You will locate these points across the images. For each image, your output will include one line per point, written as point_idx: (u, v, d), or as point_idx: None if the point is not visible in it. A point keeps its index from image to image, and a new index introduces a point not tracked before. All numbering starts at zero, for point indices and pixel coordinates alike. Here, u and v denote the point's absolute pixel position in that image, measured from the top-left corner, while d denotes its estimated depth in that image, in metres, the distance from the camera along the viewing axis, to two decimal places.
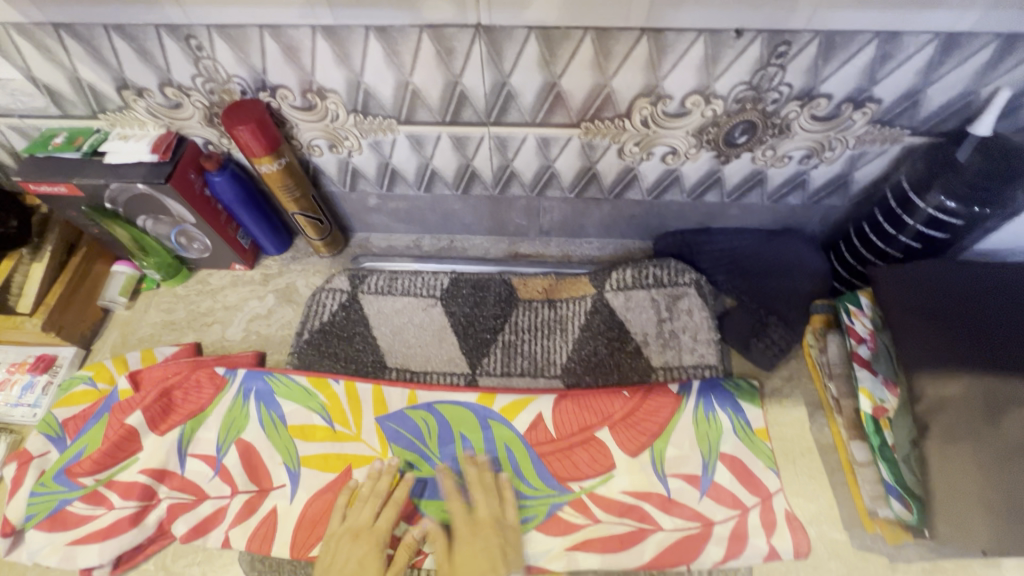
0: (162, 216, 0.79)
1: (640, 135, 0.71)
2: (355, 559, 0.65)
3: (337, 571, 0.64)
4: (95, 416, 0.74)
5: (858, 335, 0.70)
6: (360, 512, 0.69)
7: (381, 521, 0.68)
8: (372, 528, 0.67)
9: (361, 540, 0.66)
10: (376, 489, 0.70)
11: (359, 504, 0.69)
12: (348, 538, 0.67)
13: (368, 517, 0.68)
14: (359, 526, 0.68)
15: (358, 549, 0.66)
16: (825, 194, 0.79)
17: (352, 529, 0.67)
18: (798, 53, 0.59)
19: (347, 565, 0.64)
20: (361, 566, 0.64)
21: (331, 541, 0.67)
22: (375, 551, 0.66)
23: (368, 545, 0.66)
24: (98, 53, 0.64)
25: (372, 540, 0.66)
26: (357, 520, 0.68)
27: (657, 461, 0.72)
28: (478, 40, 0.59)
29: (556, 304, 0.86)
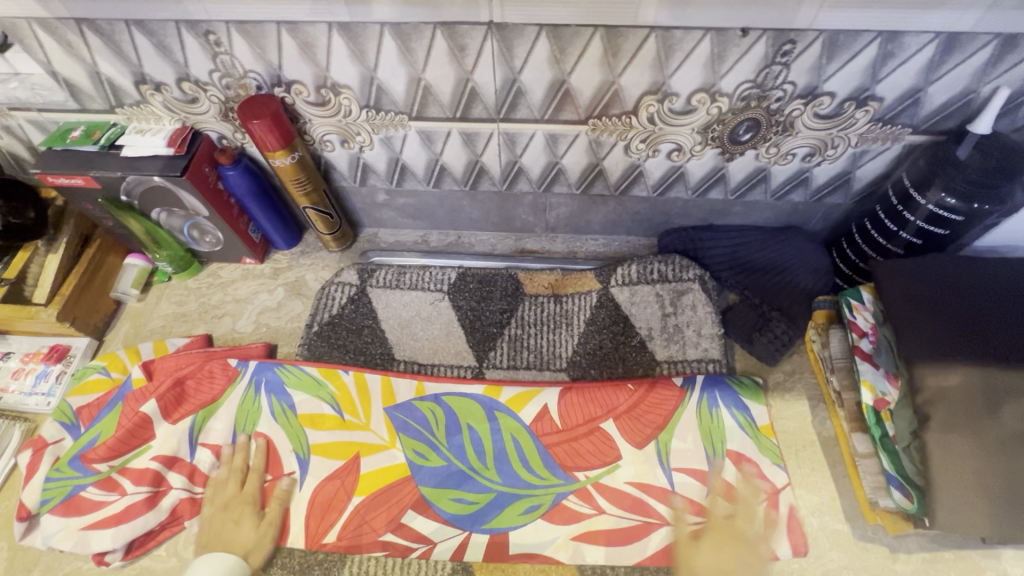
0: (176, 209, 0.81)
1: (646, 132, 0.72)
2: (230, 523, 0.70)
3: (214, 538, 0.68)
4: (108, 404, 0.75)
5: (859, 329, 0.71)
6: (226, 486, 0.72)
7: (245, 487, 0.72)
8: (239, 496, 0.71)
9: (233, 509, 0.71)
10: (232, 466, 0.73)
11: (223, 483, 0.72)
12: (219, 510, 0.71)
13: (232, 490, 0.72)
14: (228, 497, 0.71)
15: (231, 515, 0.70)
16: (828, 191, 0.81)
17: (222, 501, 0.71)
18: (802, 52, 0.60)
19: (223, 529, 0.69)
20: (237, 527, 0.69)
21: (209, 516, 0.70)
22: (248, 512, 0.71)
23: (240, 509, 0.70)
24: (118, 48, 0.66)
25: (242, 504, 0.71)
26: (224, 495, 0.71)
27: (662, 453, 0.74)
28: (490, 37, 0.61)
29: (561, 298, 0.88)
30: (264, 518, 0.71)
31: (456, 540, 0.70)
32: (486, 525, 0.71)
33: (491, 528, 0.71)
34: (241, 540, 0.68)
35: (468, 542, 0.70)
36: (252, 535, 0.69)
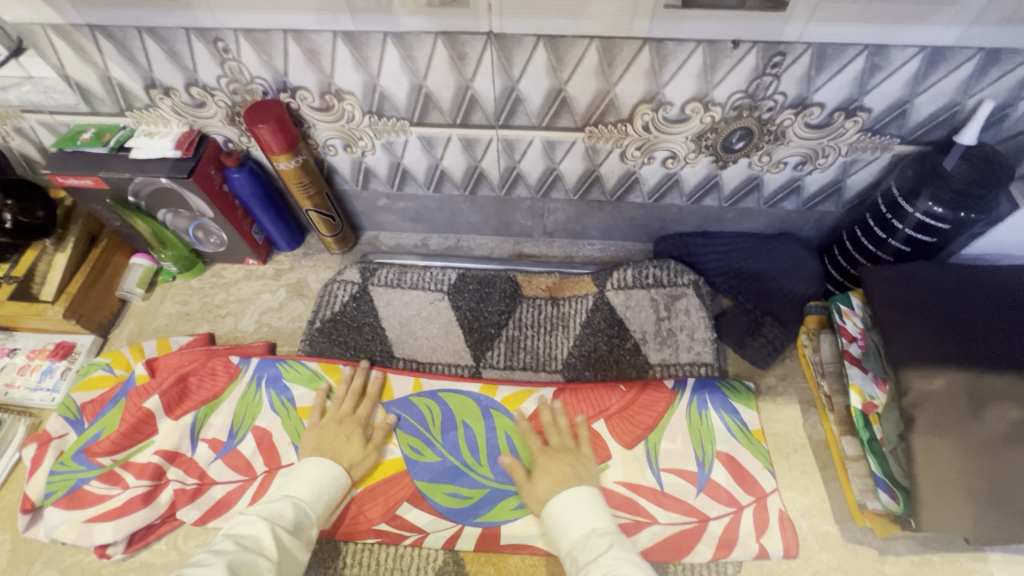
0: (181, 210, 0.83)
1: (641, 140, 0.74)
2: (342, 436, 0.73)
3: (325, 445, 0.72)
4: (112, 400, 0.77)
5: (849, 333, 0.73)
6: (342, 403, 0.77)
7: (361, 409, 0.77)
8: (354, 415, 0.76)
9: (345, 424, 0.75)
10: (351, 387, 0.78)
11: (338, 399, 0.77)
12: (333, 423, 0.75)
13: (348, 408, 0.76)
14: (340, 415, 0.75)
15: (344, 430, 0.74)
16: (819, 199, 0.82)
17: (333, 418, 0.75)
18: (792, 64, 0.62)
19: (335, 440, 0.73)
20: (349, 441, 0.73)
21: (320, 429, 0.74)
22: (358, 430, 0.75)
23: (351, 426, 0.75)
24: (130, 53, 0.68)
25: (354, 423, 0.75)
26: (339, 411, 0.76)
27: (652, 454, 0.75)
28: (489, 47, 0.63)
29: (558, 301, 0.90)
30: (371, 439, 0.75)
31: (449, 531, 0.72)
32: (479, 519, 0.72)
33: (484, 522, 0.72)
34: (350, 455, 0.72)
35: (461, 533, 0.72)
36: (360, 450, 0.73)
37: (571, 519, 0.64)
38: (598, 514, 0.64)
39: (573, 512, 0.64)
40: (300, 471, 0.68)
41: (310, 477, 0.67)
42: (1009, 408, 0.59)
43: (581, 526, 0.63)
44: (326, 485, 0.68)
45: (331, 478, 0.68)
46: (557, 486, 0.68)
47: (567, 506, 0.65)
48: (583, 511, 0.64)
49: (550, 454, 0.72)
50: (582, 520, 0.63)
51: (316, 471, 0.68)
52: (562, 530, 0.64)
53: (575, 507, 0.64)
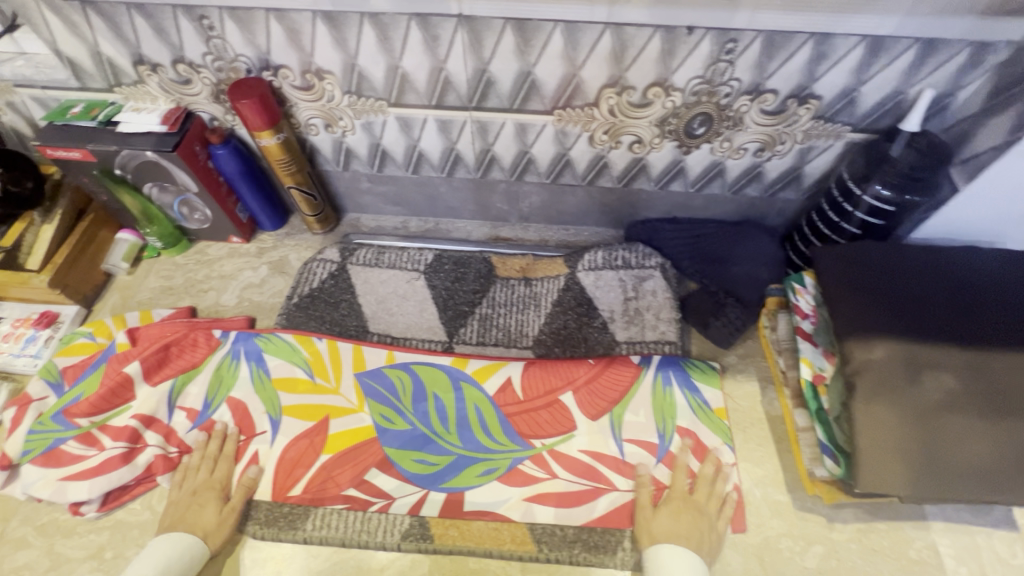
0: (167, 184, 0.85)
1: (608, 124, 0.78)
2: (194, 506, 0.70)
3: (177, 519, 0.69)
4: (93, 365, 0.79)
5: (802, 311, 0.76)
6: (196, 473, 0.74)
7: (217, 475, 0.74)
8: (207, 481, 0.73)
9: (198, 493, 0.72)
10: (205, 453, 0.76)
11: (194, 469, 0.74)
12: (185, 495, 0.72)
13: (203, 476, 0.74)
14: (196, 484, 0.73)
15: (197, 500, 0.71)
16: (780, 186, 0.86)
17: (189, 488, 0.73)
18: (744, 50, 0.66)
19: (186, 513, 0.70)
20: (201, 509, 0.70)
21: (175, 502, 0.71)
22: (211, 496, 0.72)
23: (204, 495, 0.72)
24: (118, 29, 0.71)
25: (206, 490, 0.72)
26: (192, 481, 0.73)
27: (616, 425, 0.78)
28: (460, 29, 0.66)
29: (531, 281, 0.93)
30: (227, 504, 0.72)
31: (414, 497, 0.74)
32: (445, 484, 0.75)
33: (448, 487, 0.74)
34: (203, 522, 0.69)
35: (426, 499, 0.74)
36: (214, 518, 0.70)
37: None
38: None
39: (675, 567, 0.63)
40: (149, 551, 0.65)
41: (154, 555, 0.64)
42: (944, 376, 0.63)
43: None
44: (178, 557, 0.65)
45: (184, 550, 0.66)
46: (678, 542, 0.66)
47: (678, 564, 0.63)
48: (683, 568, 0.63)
49: (683, 505, 0.71)
50: None
51: (164, 546, 0.65)
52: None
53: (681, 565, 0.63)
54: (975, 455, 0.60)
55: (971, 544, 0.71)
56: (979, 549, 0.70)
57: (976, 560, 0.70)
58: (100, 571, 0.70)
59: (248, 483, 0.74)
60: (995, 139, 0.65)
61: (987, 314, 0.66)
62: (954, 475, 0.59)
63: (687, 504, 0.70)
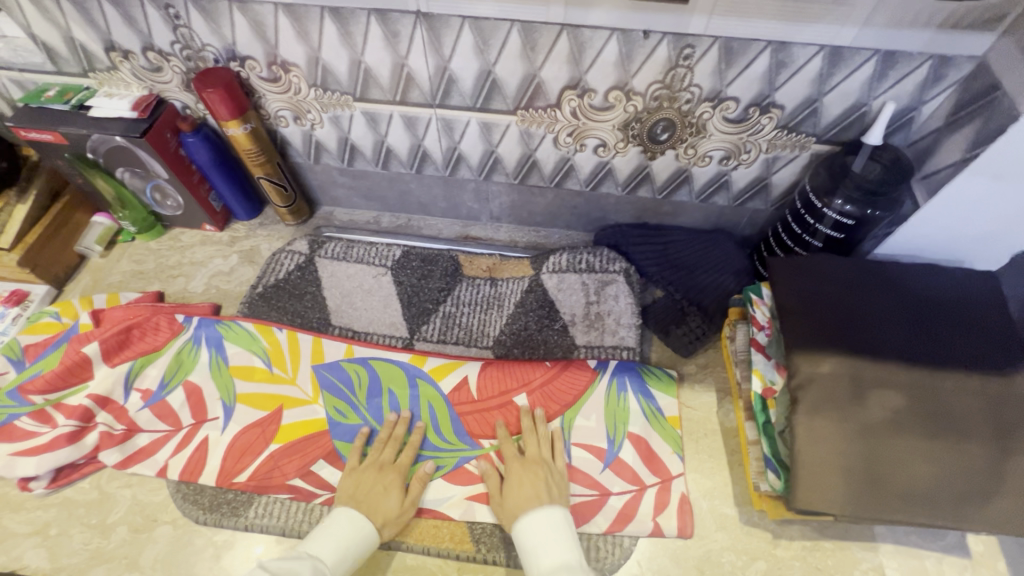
0: (138, 169, 0.87)
1: (571, 126, 0.78)
2: (380, 489, 0.71)
3: (362, 496, 0.70)
4: (55, 344, 0.81)
5: (758, 322, 0.75)
6: (381, 452, 0.75)
7: (403, 458, 0.75)
8: (393, 463, 0.74)
9: (384, 474, 0.73)
10: (393, 434, 0.77)
11: (381, 446, 0.76)
12: (373, 471, 0.73)
13: (389, 456, 0.75)
14: (380, 462, 0.74)
15: (382, 481, 0.72)
16: (748, 196, 0.85)
17: (373, 465, 0.74)
18: (702, 56, 0.65)
19: (372, 492, 0.70)
20: (386, 494, 0.70)
21: (357, 475, 0.72)
22: (396, 483, 0.72)
23: (390, 477, 0.72)
24: (89, 15, 0.73)
25: (394, 473, 0.73)
26: (380, 458, 0.74)
27: (566, 429, 0.78)
28: (419, 26, 0.67)
29: (497, 282, 0.93)
30: (407, 494, 0.72)
31: None
32: None
33: None
34: (385, 510, 0.69)
35: None
36: (397, 508, 0.70)
37: (541, 543, 0.62)
38: (565, 542, 0.62)
39: (536, 539, 0.62)
40: (332, 527, 0.65)
41: (338, 536, 0.64)
42: (889, 395, 0.61)
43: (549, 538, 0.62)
44: (354, 545, 0.64)
45: (362, 538, 0.65)
46: (529, 503, 0.66)
47: (545, 529, 0.63)
48: (550, 536, 0.63)
49: (520, 470, 0.71)
50: (549, 545, 0.62)
51: (351, 529, 0.65)
52: (529, 555, 0.62)
53: (547, 528, 0.63)
54: (917, 477, 0.58)
55: (918, 568, 0.69)
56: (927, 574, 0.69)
57: None
58: (43, 548, 0.71)
59: (425, 475, 0.73)
60: (954, 155, 0.64)
61: (941, 334, 0.64)
62: (893, 496, 0.58)
63: (523, 466, 0.71)
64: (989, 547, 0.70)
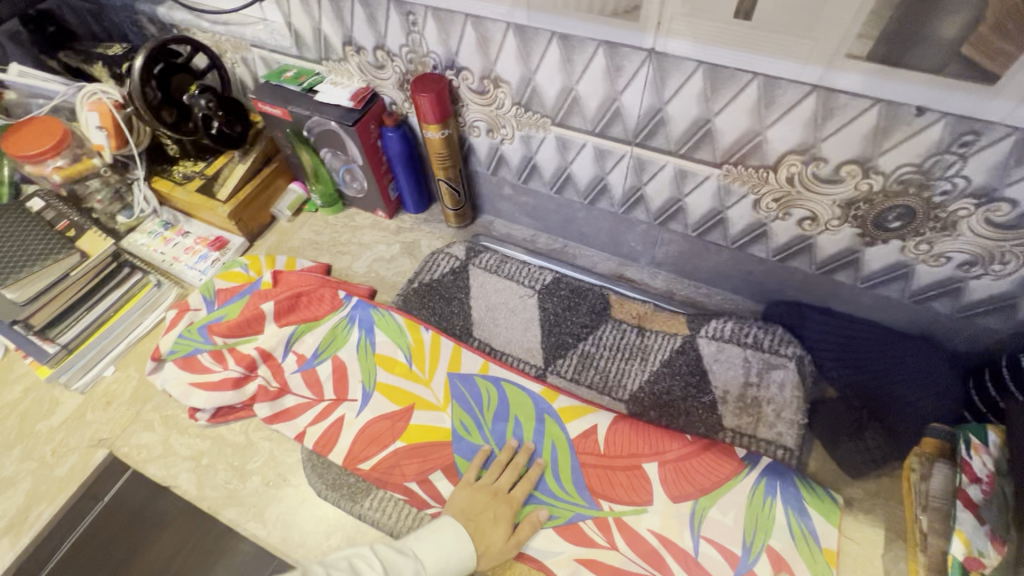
0: (340, 152, 0.93)
1: (781, 192, 0.70)
2: (490, 516, 0.69)
3: (471, 517, 0.68)
4: (240, 294, 0.91)
5: (972, 473, 0.61)
6: (498, 477, 0.73)
7: (516, 493, 0.72)
8: (507, 494, 0.72)
9: (497, 501, 0.71)
10: (514, 462, 0.75)
11: (499, 472, 0.74)
12: (486, 495, 0.71)
13: (505, 484, 0.72)
14: (495, 488, 0.72)
15: (493, 508, 0.70)
16: (981, 310, 0.70)
17: (488, 488, 0.72)
18: (986, 146, 0.54)
19: (481, 516, 0.69)
20: (493, 524, 0.68)
21: (471, 493, 0.71)
22: (507, 516, 0.70)
23: (501, 507, 0.70)
24: (340, 12, 0.79)
25: (506, 504, 0.71)
26: (497, 484, 0.73)
27: (696, 518, 0.70)
28: (647, 63, 0.63)
29: (644, 332, 0.87)
30: (514, 533, 0.69)
31: None
32: None
33: None
34: (489, 539, 0.67)
35: None
36: (501, 544, 0.67)
37: None
38: None
39: None
40: (439, 535, 0.65)
41: (440, 547, 0.64)
42: None
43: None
44: (450, 565, 0.63)
45: (457, 561, 0.64)
46: None
47: None
48: None
49: None
50: None
51: (453, 545, 0.64)
52: None
53: None
54: None
55: None
56: None
57: None
58: (194, 473, 0.79)
59: (536, 518, 0.70)
60: None
61: None
62: None
63: None
64: None
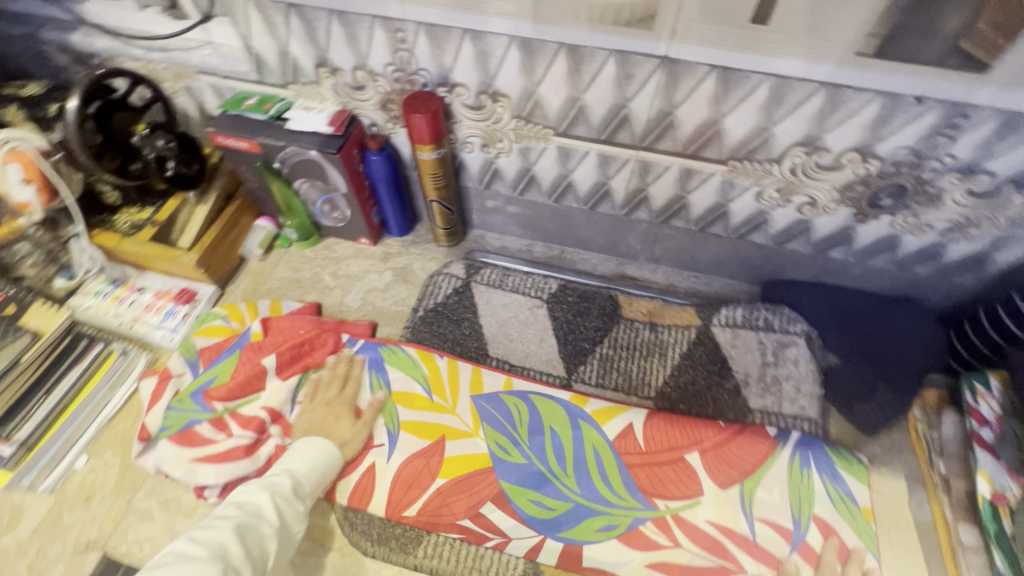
0: (318, 181, 0.86)
1: (783, 182, 0.73)
2: (331, 417, 0.76)
3: (317, 426, 0.74)
4: (228, 350, 0.82)
5: (980, 416, 0.70)
6: (328, 387, 0.79)
7: (347, 393, 0.79)
8: (341, 397, 0.78)
9: (333, 407, 0.77)
10: (336, 373, 0.81)
11: (325, 385, 0.79)
12: (320, 407, 0.77)
13: (336, 391, 0.79)
14: (329, 397, 0.78)
15: (332, 412, 0.76)
16: (957, 270, 0.79)
17: (322, 401, 0.77)
18: (972, 128, 0.60)
19: (325, 422, 0.75)
20: (338, 421, 0.76)
21: (309, 411, 0.76)
22: (347, 411, 0.77)
23: (339, 407, 0.77)
24: (313, 33, 0.73)
25: (342, 404, 0.78)
26: (326, 396, 0.78)
27: (746, 501, 0.73)
28: (660, 70, 0.64)
29: (658, 328, 0.89)
30: (360, 420, 0.77)
31: (530, 541, 0.72)
32: (562, 533, 0.72)
33: (566, 537, 0.71)
34: (341, 433, 0.75)
35: (542, 546, 0.71)
36: (351, 430, 0.75)
37: None
38: None
39: None
40: (297, 450, 0.69)
41: (301, 454, 0.69)
42: None
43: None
44: (319, 463, 0.69)
45: (325, 456, 0.70)
46: None
47: None
48: None
49: None
50: None
51: (310, 450, 0.69)
52: None
53: None
54: None
55: None
56: None
57: None
58: None
59: (377, 403, 0.79)
60: None
61: None
62: None
63: None
64: None
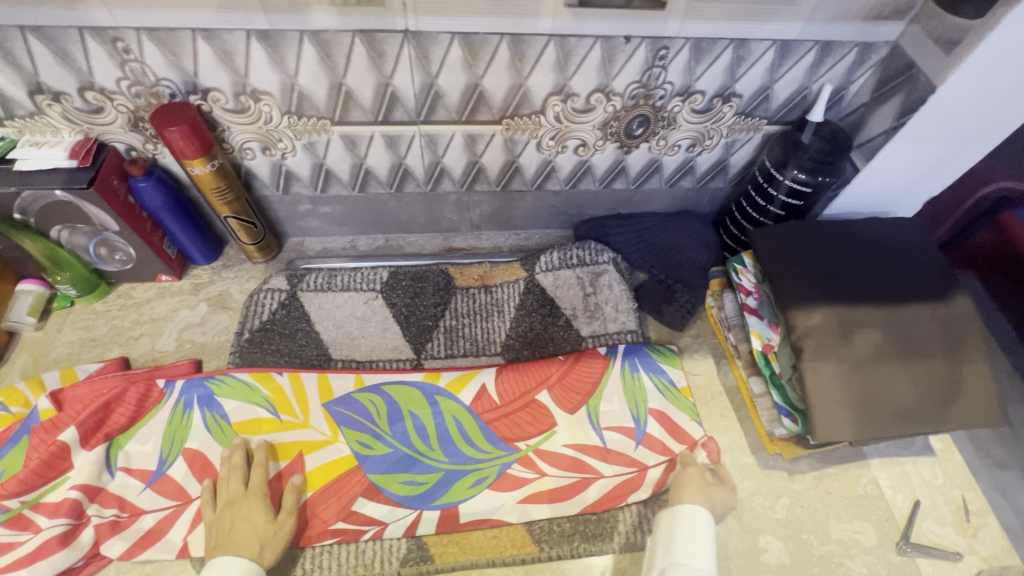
0: (80, 225, 0.76)
1: (554, 130, 0.81)
2: (242, 519, 0.67)
3: (225, 537, 0.65)
4: (12, 439, 0.70)
5: (745, 289, 0.84)
6: (229, 484, 0.70)
7: (253, 483, 0.70)
8: (246, 492, 0.70)
9: (240, 505, 0.68)
10: (234, 463, 0.72)
11: (224, 481, 0.71)
12: (226, 511, 0.68)
13: (238, 486, 0.70)
14: (233, 496, 0.69)
15: (242, 511, 0.68)
16: (710, 178, 0.94)
17: (227, 503, 0.69)
18: (674, 56, 0.71)
19: (236, 526, 0.66)
20: (250, 521, 0.67)
21: (215, 520, 0.68)
22: (260, 504, 0.69)
23: (249, 503, 0.68)
24: (10, 56, 0.63)
25: (253, 498, 0.69)
26: (228, 494, 0.70)
27: (593, 415, 0.81)
28: (406, 44, 0.66)
29: (491, 289, 0.94)
30: (280, 512, 0.69)
31: (407, 519, 0.73)
32: (436, 502, 0.74)
33: (441, 504, 0.74)
34: (256, 533, 0.66)
35: (420, 519, 0.73)
36: (270, 527, 0.67)
37: (693, 545, 0.66)
38: (704, 549, 0.66)
39: (694, 537, 0.66)
40: None
41: None
42: (871, 332, 0.72)
43: (703, 552, 0.65)
44: None
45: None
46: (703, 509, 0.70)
47: (697, 530, 0.67)
48: (702, 543, 0.66)
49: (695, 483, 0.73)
50: (693, 542, 0.66)
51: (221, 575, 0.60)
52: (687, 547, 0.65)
53: (696, 538, 0.66)
54: (902, 397, 0.70)
55: (902, 473, 0.81)
56: (909, 477, 0.81)
57: (909, 486, 0.80)
58: None
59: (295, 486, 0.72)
60: (884, 125, 0.76)
61: (901, 275, 0.76)
62: (890, 415, 0.69)
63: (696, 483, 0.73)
64: (947, 444, 0.84)
